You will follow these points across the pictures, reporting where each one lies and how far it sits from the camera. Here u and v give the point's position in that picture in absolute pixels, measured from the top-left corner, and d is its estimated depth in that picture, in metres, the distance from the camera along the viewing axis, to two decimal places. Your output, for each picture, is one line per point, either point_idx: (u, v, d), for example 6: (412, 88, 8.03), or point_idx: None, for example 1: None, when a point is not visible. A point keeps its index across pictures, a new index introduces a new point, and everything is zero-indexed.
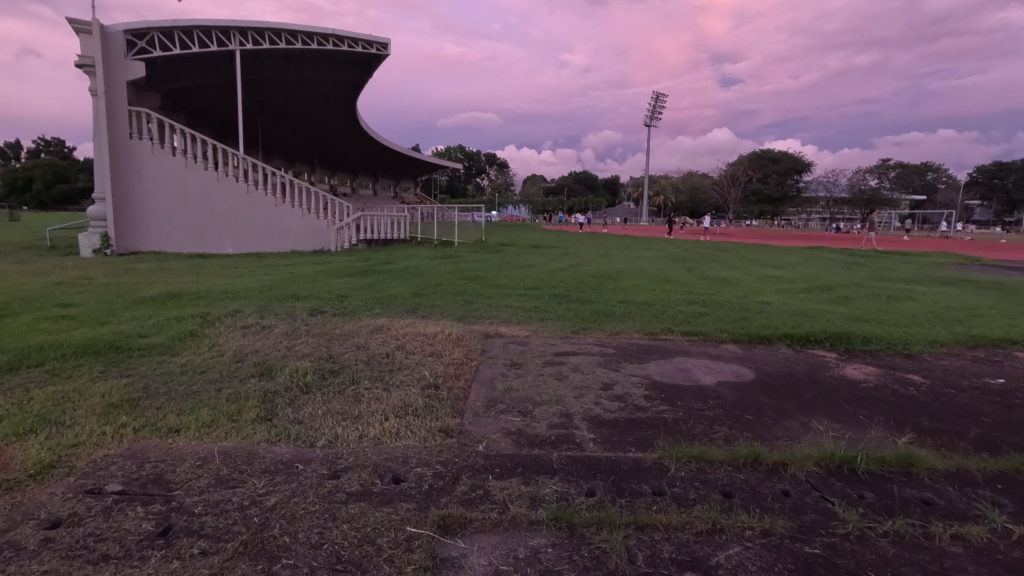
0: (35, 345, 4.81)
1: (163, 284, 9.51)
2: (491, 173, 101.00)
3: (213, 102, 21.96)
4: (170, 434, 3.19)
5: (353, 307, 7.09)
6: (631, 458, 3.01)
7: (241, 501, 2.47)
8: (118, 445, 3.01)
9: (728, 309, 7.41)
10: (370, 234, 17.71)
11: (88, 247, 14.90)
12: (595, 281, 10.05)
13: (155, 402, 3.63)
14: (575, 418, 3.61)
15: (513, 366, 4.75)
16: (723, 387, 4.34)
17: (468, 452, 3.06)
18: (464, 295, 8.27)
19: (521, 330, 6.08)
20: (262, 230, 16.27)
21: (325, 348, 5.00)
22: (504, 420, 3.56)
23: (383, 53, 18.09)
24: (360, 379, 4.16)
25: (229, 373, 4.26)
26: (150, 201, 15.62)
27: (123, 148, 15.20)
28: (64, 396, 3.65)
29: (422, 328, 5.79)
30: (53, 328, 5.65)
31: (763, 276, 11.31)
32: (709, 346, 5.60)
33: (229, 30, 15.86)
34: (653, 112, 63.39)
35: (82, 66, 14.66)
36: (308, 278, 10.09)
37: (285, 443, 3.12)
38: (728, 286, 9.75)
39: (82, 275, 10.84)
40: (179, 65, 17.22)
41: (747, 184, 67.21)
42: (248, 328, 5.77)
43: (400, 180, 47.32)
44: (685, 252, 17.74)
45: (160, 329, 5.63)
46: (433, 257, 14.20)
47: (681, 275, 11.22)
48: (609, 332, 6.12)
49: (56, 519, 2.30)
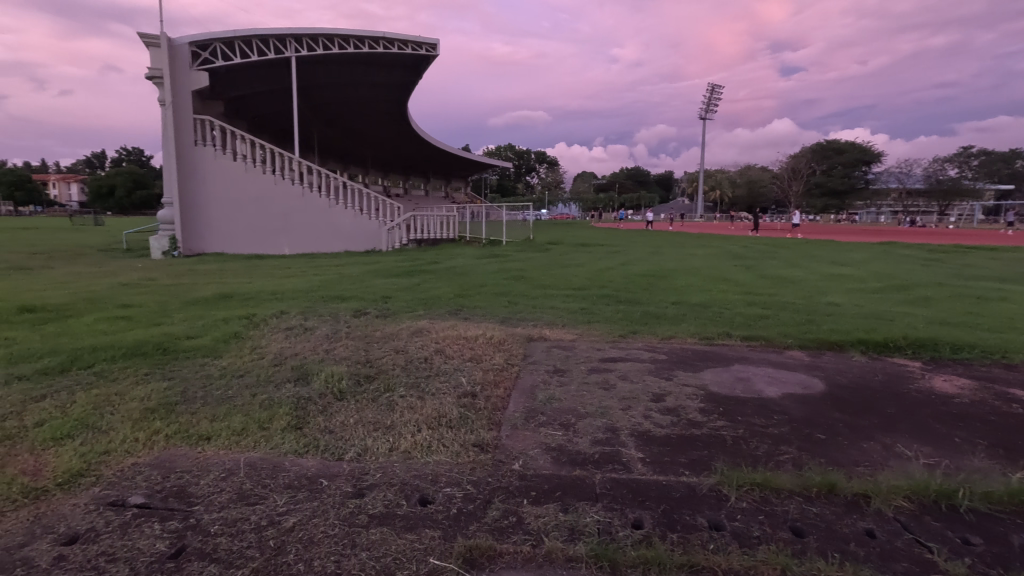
0: (88, 347, 4.92)
1: (219, 284, 9.80)
2: (540, 171, 100.75)
3: (272, 108, 22.75)
4: (201, 442, 3.11)
5: (395, 308, 7.00)
6: (683, 483, 2.69)
7: (259, 521, 2.32)
8: (147, 453, 2.96)
9: (792, 312, 6.82)
10: (419, 233, 17.80)
11: (158, 250, 15.58)
12: (645, 280, 9.64)
13: (190, 407, 3.59)
14: (621, 434, 3.30)
15: (556, 373, 4.47)
16: (789, 401, 3.90)
17: (503, 471, 2.82)
18: (508, 296, 8.04)
19: (566, 334, 5.79)
20: (315, 230, 16.62)
21: (363, 351, 4.89)
22: (544, 434, 3.30)
23: (432, 54, 18.15)
24: (395, 386, 3.99)
25: (265, 377, 4.20)
26: (211, 204, 16.26)
27: (187, 154, 15.90)
28: (105, 400, 3.65)
29: (463, 331, 5.62)
30: (109, 329, 5.82)
31: (830, 274, 10.51)
32: (771, 353, 5.12)
33: (285, 37, 16.31)
34: (708, 105, 61.52)
35: (152, 77, 15.43)
36: (356, 279, 10.17)
37: (312, 456, 2.97)
38: (791, 285, 9.10)
39: (146, 276, 11.33)
40: (239, 73, 17.89)
41: (809, 177, 63.93)
42: (291, 330, 5.74)
43: (451, 180, 47.93)
44: (743, 249, 16.91)
45: (207, 331, 5.70)
46: (481, 257, 14.07)
47: (738, 273, 10.62)
48: (661, 336, 5.73)
49: (73, 535, 2.22)
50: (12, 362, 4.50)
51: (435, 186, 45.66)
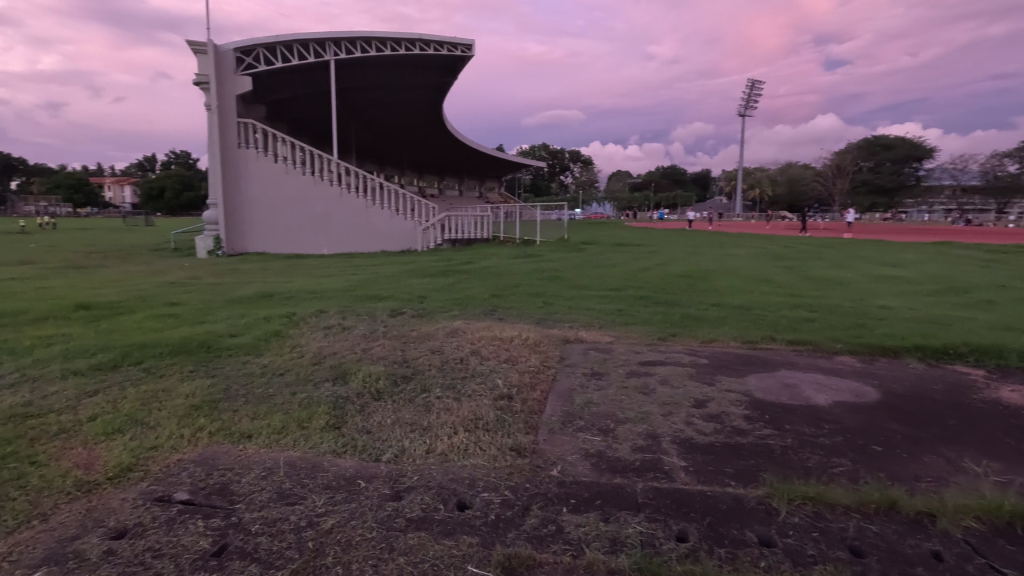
0: (138, 344, 5.10)
1: (261, 283, 10.07)
2: (574, 170, 100.20)
3: (312, 111, 23.29)
4: (242, 440, 3.16)
5: (431, 308, 7.02)
6: (730, 495, 2.58)
7: (297, 521, 2.33)
8: (192, 449, 3.02)
9: (840, 315, 6.53)
10: (454, 233, 17.90)
11: (204, 249, 16.14)
12: (683, 281, 9.42)
13: (232, 405, 3.66)
14: (662, 441, 3.20)
15: (594, 376, 4.39)
16: (840, 409, 3.71)
17: (541, 477, 2.76)
18: (543, 297, 7.98)
19: (603, 336, 5.68)
20: (352, 231, 16.91)
21: (400, 351, 4.90)
22: (582, 439, 3.22)
23: (467, 55, 18.23)
24: (431, 387, 3.98)
25: (305, 376, 4.26)
26: (254, 205, 16.73)
27: (232, 157, 16.42)
28: (152, 396, 3.76)
29: (498, 331, 5.58)
30: (157, 326, 6.03)
31: (881, 276, 10.04)
32: (820, 358, 4.90)
33: (324, 41, 16.66)
34: (748, 101, 59.99)
35: (199, 83, 15.99)
36: (391, 278, 10.28)
37: (350, 456, 2.98)
38: (837, 287, 8.73)
39: (193, 275, 11.75)
40: (280, 77, 18.36)
41: (855, 174, 61.58)
42: (329, 328, 5.83)
43: (485, 180, 48.13)
44: (785, 249, 16.36)
45: (249, 329, 5.83)
46: (515, 257, 14.02)
47: (780, 274, 10.27)
48: (701, 340, 5.56)
49: (122, 529, 2.27)
50: (67, 358, 4.70)
51: (469, 186, 45.94)
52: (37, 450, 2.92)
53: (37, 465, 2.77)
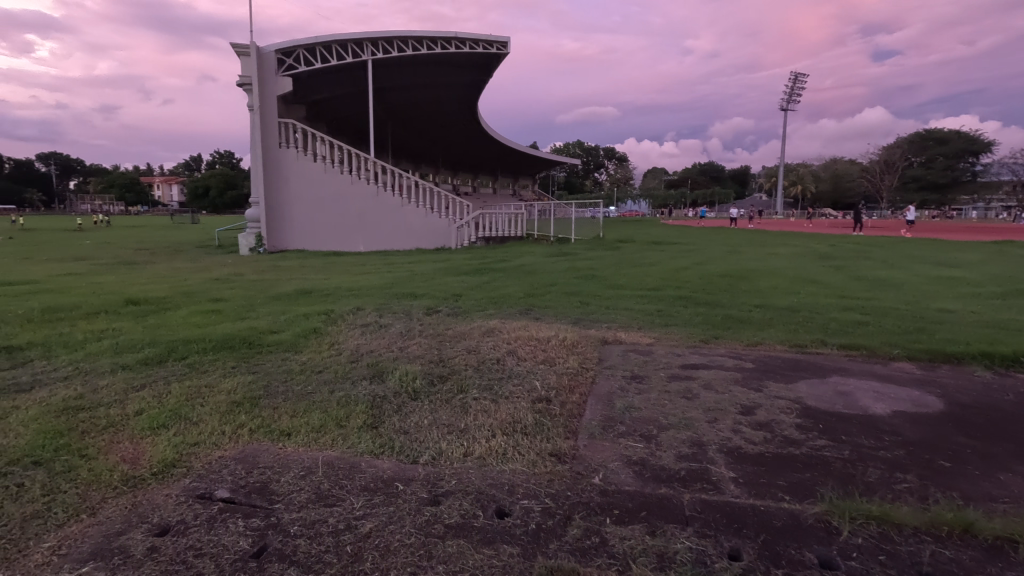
0: (184, 339, 5.22)
1: (300, 280, 10.27)
2: (609, 167, 99.19)
3: (349, 111, 23.66)
4: (282, 438, 3.17)
5: (466, 307, 7.00)
6: (784, 510, 2.43)
7: (336, 524, 2.31)
8: (233, 446, 3.04)
9: (895, 318, 6.20)
10: (488, 231, 17.81)
11: (246, 247, 16.64)
12: (725, 280, 9.13)
13: (272, 402, 3.69)
14: (708, 449, 3.06)
15: (634, 379, 4.26)
16: (900, 420, 3.49)
17: (583, 485, 2.67)
18: (579, 296, 7.85)
19: (642, 337, 5.54)
20: (388, 229, 17.09)
21: (436, 350, 4.87)
22: (624, 446, 3.11)
23: (502, 52, 18.17)
24: (468, 388, 3.92)
25: (342, 374, 4.26)
26: (293, 203, 17.10)
27: (273, 156, 16.81)
28: (196, 392, 3.82)
29: (534, 331, 5.49)
30: (202, 322, 6.18)
31: (937, 277, 9.52)
32: (875, 364, 4.64)
33: (362, 41, 16.86)
34: (790, 95, 58.07)
35: (242, 84, 16.42)
36: (426, 276, 10.30)
37: (387, 457, 2.95)
38: (890, 288, 8.31)
39: (235, 271, 12.08)
40: (320, 78, 18.71)
41: (905, 169, 58.89)
42: (366, 326, 5.86)
43: (518, 178, 48.05)
44: (832, 248, 15.69)
45: (289, 325, 5.91)
46: (550, 255, 13.90)
47: (827, 275, 9.85)
48: (745, 342, 5.35)
49: (165, 526, 2.29)
50: (118, 352, 4.84)
51: (503, 184, 45.96)
52: (87, 443, 2.99)
53: (86, 458, 2.83)
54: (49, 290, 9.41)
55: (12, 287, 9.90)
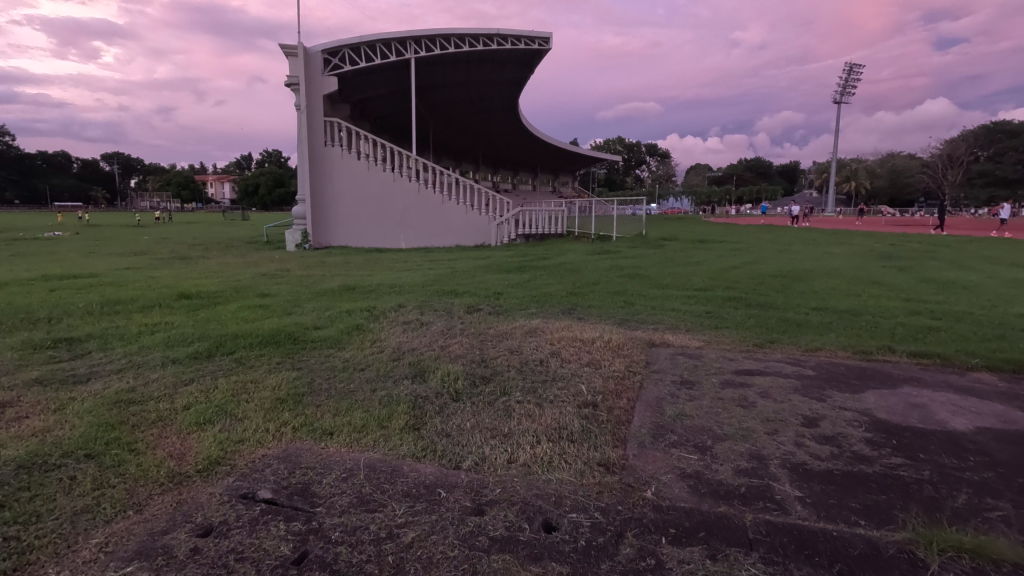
0: (231, 334, 5.31)
1: (344, 277, 10.42)
2: (651, 163, 97.41)
3: (392, 109, 23.95)
4: (324, 437, 3.14)
5: (508, 305, 6.90)
6: (861, 537, 2.21)
7: (377, 532, 2.24)
8: (277, 445, 3.02)
9: (970, 324, 5.74)
10: (528, 228, 17.65)
11: (292, 243, 17.02)
12: (777, 281, 8.72)
13: (316, 399, 3.67)
14: (769, 464, 2.84)
15: (685, 385, 4.04)
16: (985, 437, 3.17)
17: (635, 498, 2.51)
18: (623, 296, 7.62)
19: (692, 340, 5.29)
20: (429, 225, 17.18)
21: (478, 350, 4.78)
22: (676, 457, 2.92)
23: (545, 48, 17.95)
24: (512, 390, 3.80)
25: (384, 372, 4.22)
26: (338, 201, 17.42)
27: (319, 155, 17.16)
28: (242, 388, 3.85)
29: (578, 332, 5.33)
30: (249, 317, 6.30)
31: (1015, 279, 8.82)
32: (950, 374, 4.28)
33: (405, 40, 16.97)
34: (844, 87, 55.48)
35: (290, 84, 16.81)
36: (467, 273, 10.26)
37: (429, 461, 2.86)
38: (961, 291, 7.74)
39: (282, 267, 12.36)
40: (364, 77, 18.98)
41: (971, 164, 55.38)
42: (407, 324, 5.84)
43: (558, 175, 47.73)
44: (892, 248, 14.84)
45: (332, 322, 5.95)
46: (591, 253, 13.66)
47: (890, 276, 9.27)
48: (804, 348, 5.04)
49: (208, 526, 2.27)
50: (170, 346, 4.96)
51: (543, 180, 45.71)
52: (137, 437, 3.03)
53: (136, 452, 2.86)
54: (109, 284, 9.82)
55: (76, 280, 10.42)
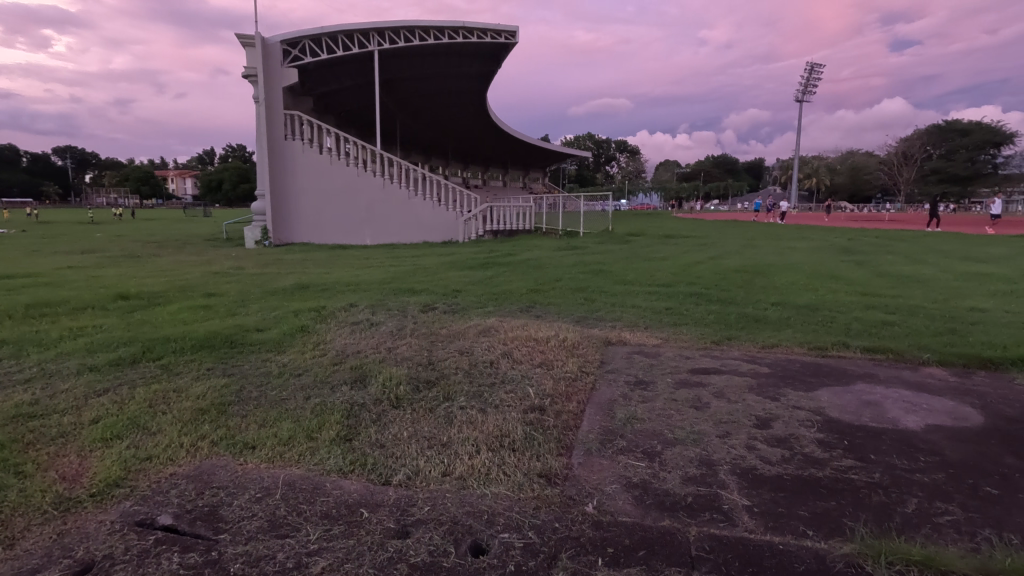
0: (163, 337, 4.96)
1: (300, 274, 10.04)
2: (621, 159, 98.30)
3: (357, 103, 23.40)
4: (244, 451, 2.87)
5: (465, 303, 6.68)
6: (808, 550, 2.08)
7: (284, 561, 2.00)
8: (189, 461, 2.75)
9: (924, 319, 5.78)
10: (496, 225, 17.39)
11: (252, 240, 16.42)
12: (739, 276, 8.71)
13: (242, 409, 3.39)
14: (719, 470, 2.70)
15: (638, 386, 3.89)
16: (938, 436, 3.11)
17: (574, 514, 2.32)
18: (585, 292, 7.48)
19: (649, 338, 5.17)
20: (393, 221, 16.76)
21: (426, 352, 4.55)
22: (624, 465, 2.76)
23: (511, 42, 17.66)
24: (456, 395, 3.59)
25: (322, 378, 3.95)
26: (298, 196, 16.88)
27: (277, 148, 16.59)
28: (162, 397, 3.54)
29: (533, 331, 5.14)
30: (189, 319, 5.92)
31: (967, 273, 8.99)
32: (904, 370, 4.25)
33: (369, 32, 16.46)
34: (807, 86, 56.59)
35: (247, 75, 16.21)
36: (428, 270, 9.99)
37: (356, 478, 2.62)
38: (917, 285, 7.83)
39: (237, 264, 11.86)
40: (326, 69, 18.45)
41: (924, 162, 57.16)
42: (357, 324, 5.57)
43: (529, 170, 47.56)
44: (852, 242, 15.10)
45: (277, 323, 5.64)
46: (558, 249, 13.53)
47: (849, 270, 9.36)
48: (761, 344, 4.97)
49: (88, 562, 2.00)
50: (91, 352, 4.58)
51: (513, 176, 45.52)
52: (27, 458, 2.71)
53: (22, 476, 2.55)
54: (45, 283, 9.24)
55: (10, 280, 9.79)
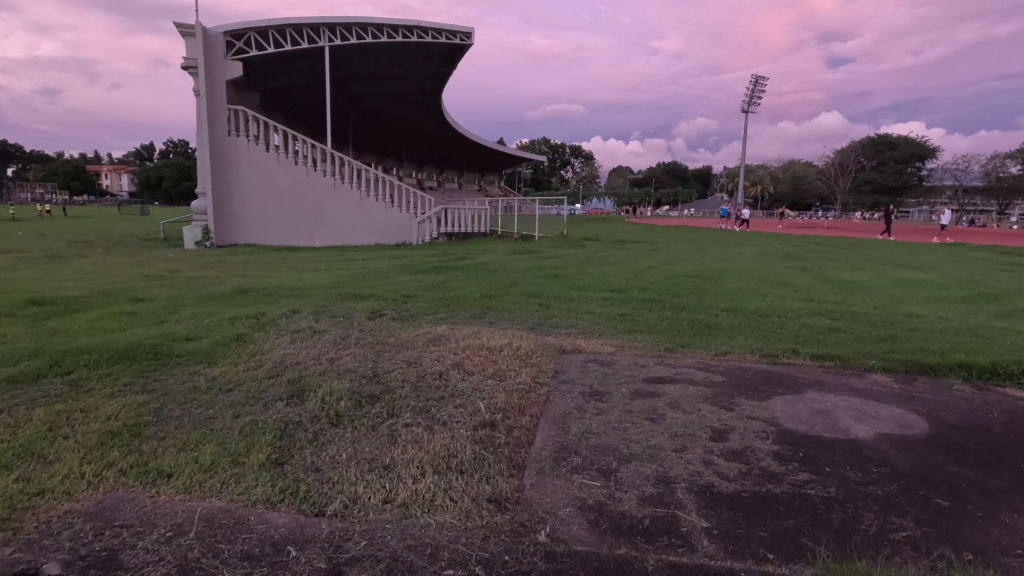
0: (76, 349, 4.48)
1: (240, 278, 9.49)
2: (575, 164, 99.67)
3: (307, 100, 22.60)
4: (158, 481, 2.55)
5: (415, 309, 6.43)
6: None
7: None
8: (90, 496, 2.42)
9: (867, 324, 5.94)
10: (450, 227, 17.09)
11: (192, 240, 15.45)
12: (691, 282, 8.81)
13: (160, 431, 3.05)
14: (676, 489, 2.59)
15: (593, 397, 3.76)
16: (887, 445, 3.12)
17: (526, 544, 2.15)
18: (539, 298, 7.35)
19: (603, 346, 5.08)
20: (343, 222, 16.21)
21: (371, 363, 4.28)
22: (578, 485, 2.61)
23: (467, 43, 17.42)
24: (401, 411, 3.35)
25: (255, 394, 3.63)
26: (242, 195, 16.09)
27: (219, 144, 15.77)
28: (65, 419, 3.14)
29: (486, 339, 4.95)
30: (109, 327, 5.41)
31: (901, 279, 9.42)
32: (851, 377, 4.31)
33: (319, 27, 15.87)
34: (751, 98, 58.82)
35: (187, 67, 15.35)
36: (378, 274, 9.65)
37: (286, 508, 2.36)
38: (857, 291, 8.12)
39: (173, 267, 11.12)
40: (274, 63, 17.70)
41: (858, 173, 60.48)
42: (297, 333, 5.23)
43: (484, 173, 47.38)
44: (794, 248, 15.70)
45: (209, 331, 5.23)
46: (512, 253, 13.40)
47: (794, 276, 9.63)
48: (713, 351, 4.96)
49: None
50: None
51: (469, 178, 45.26)
52: None
53: None
54: None
55: None
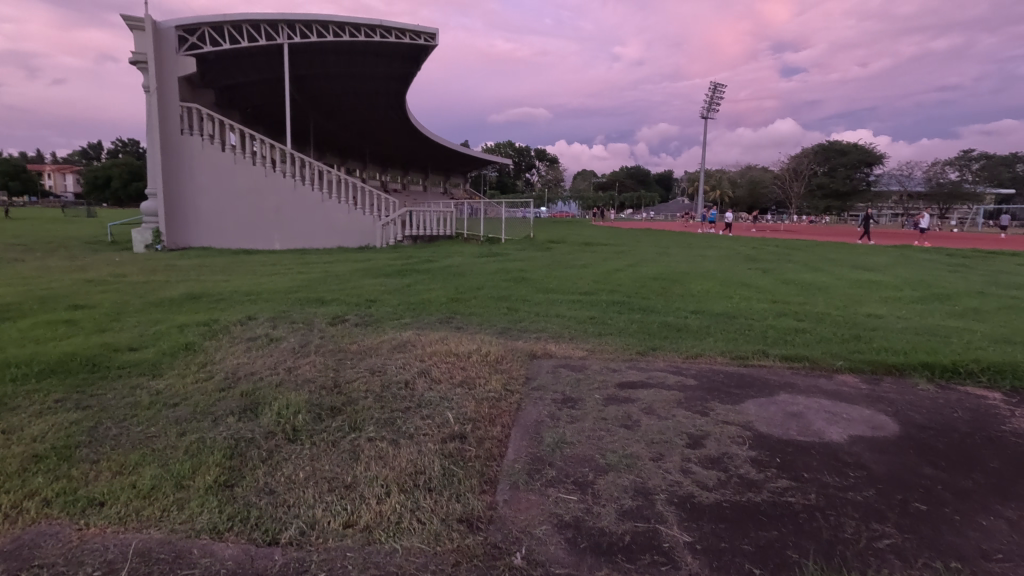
0: (3, 362, 4.10)
1: (193, 282, 9.03)
2: (541, 167, 100.29)
3: (265, 98, 21.90)
4: (88, 510, 2.29)
5: (379, 314, 6.19)
6: None
7: None
8: (5, 531, 2.14)
9: (830, 325, 6.03)
10: (415, 229, 16.77)
11: (140, 243, 14.90)
12: (658, 284, 8.83)
13: (94, 453, 2.76)
14: (656, 500, 2.48)
15: (566, 405, 3.63)
16: (861, 447, 3.09)
17: (498, 570, 1.99)
18: (507, 301, 7.21)
19: (575, 350, 4.97)
20: (303, 224, 15.69)
21: (332, 372, 4.04)
22: (553, 500, 2.47)
23: (431, 44, 17.13)
24: (364, 425, 3.14)
25: (204, 408, 3.36)
26: (196, 196, 15.42)
27: (171, 143, 15.07)
28: None
29: (453, 345, 4.76)
30: (43, 337, 4.99)
31: (858, 280, 9.69)
32: (821, 378, 4.32)
33: (277, 23, 15.34)
34: (710, 104, 60.33)
35: (136, 62, 14.62)
36: (340, 278, 9.32)
37: (234, 538, 2.14)
38: (817, 292, 8.29)
39: (119, 271, 10.49)
40: (230, 59, 17.05)
41: (811, 178, 62.77)
42: (253, 340, 4.94)
43: (450, 175, 47.11)
44: (755, 250, 16.07)
45: (155, 340, 4.89)
46: (478, 255, 13.22)
47: (756, 278, 9.79)
48: (684, 354, 4.91)
49: None
50: None
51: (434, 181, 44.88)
52: None
53: None
54: None
55: None
